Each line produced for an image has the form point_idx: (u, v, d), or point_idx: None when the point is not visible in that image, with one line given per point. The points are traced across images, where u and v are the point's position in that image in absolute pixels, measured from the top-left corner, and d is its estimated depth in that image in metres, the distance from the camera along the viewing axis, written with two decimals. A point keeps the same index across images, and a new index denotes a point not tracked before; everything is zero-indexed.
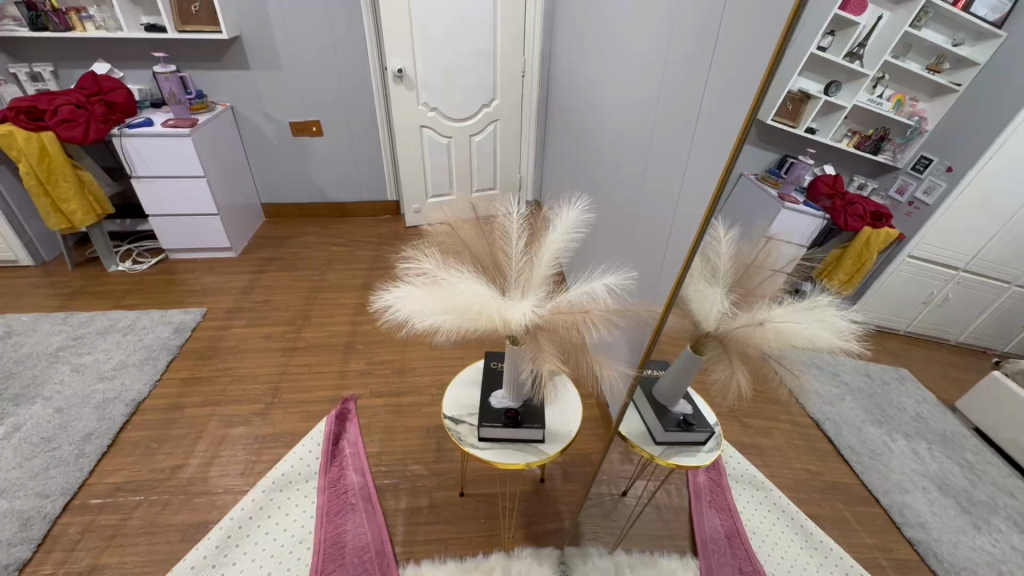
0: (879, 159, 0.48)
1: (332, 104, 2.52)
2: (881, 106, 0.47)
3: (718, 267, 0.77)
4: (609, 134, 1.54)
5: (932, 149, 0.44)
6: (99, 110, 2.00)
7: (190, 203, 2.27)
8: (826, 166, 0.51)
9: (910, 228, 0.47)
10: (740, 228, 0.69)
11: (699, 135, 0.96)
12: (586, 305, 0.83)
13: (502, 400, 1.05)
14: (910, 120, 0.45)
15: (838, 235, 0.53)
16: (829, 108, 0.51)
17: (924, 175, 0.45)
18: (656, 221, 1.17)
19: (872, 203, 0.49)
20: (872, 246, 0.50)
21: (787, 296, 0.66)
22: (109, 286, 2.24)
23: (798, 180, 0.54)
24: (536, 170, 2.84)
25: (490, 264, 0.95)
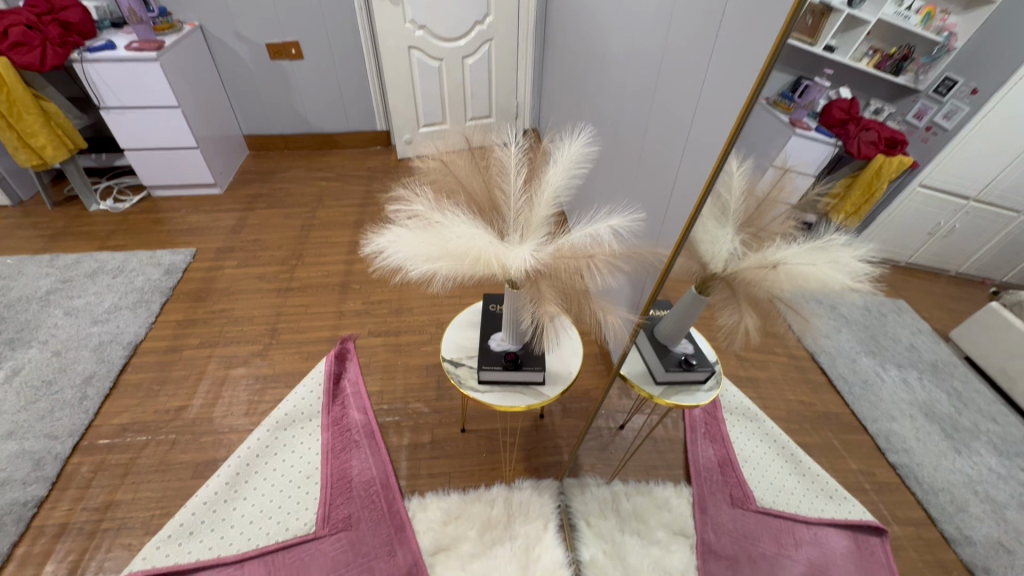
0: (900, 80, 0.49)
1: (311, 22, 2.30)
2: (910, 22, 0.45)
3: (731, 207, 0.73)
4: (614, 54, 1.41)
5: (958, 69, 0.45)
6: (54, 32, 1.81)
7: (167, 135, 2.14)
8: (843, 88, 0.51)
9: (924, 154, 0.50)
10: (757, 165, 0.66)
11: (715, 54, 0.86)
12: (590, 250, 0.78)
13: (501, 343, 1.03)
14: (938, 36, 0.45)
15: (849, 164, 0.54)
16: (853, 22, 0.48)
17: (946, 98, 0.47)
18: (664, 154, 1.09)
19: (887, 129, 0.50)
20: (884, 176, 0.53)
21: (799, 233, 0.67)
22: (93, 226, 2.16)
23: (813, 104, 0.56)
24: (533, 96, 2.66)
25: (487, 205, 0.88)
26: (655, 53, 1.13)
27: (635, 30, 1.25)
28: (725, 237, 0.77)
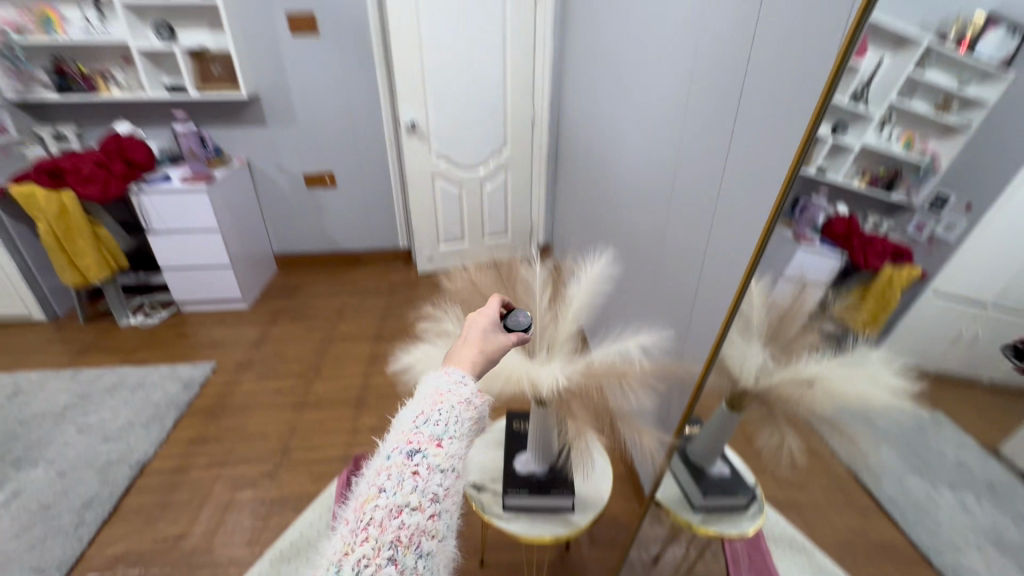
0: (894, 198, 0.42)
1: (346, 159, 2.71)
2: (891, 146, 0.43)
3: (752, 322, 0.63)
4: (619, 180, 1.59)
5: (948, 183, 0.37)
6: (119, 169, 2.06)
7: (204, 256, 2.31)
8: (839, 205, 0.48)
9: (931, 268, 0.39)
10: (773, 278, 0.60)
11: (727, 172, 0.92)
12: (619, 367, 0.72)
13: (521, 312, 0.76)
14: (921, 159, 0.39)
15: (855, 277, 0.46)
16: (836, 151, 0.49)
17: (941, 213, 0.37)
18: (683, 270, 1.12)
19: (890, 241, 0.42)
20: (893, 286, 0.41)
21: (819, 347, 0.51)
22: (121, 341, 2.23)
23: (812, 220, 0.53)
24: (548, 217, 2.94)
25: (514, 324, 0.85)
26: (664, 181, 1.21)
27: (645, 157, 1.34)
28: (754, 354, 0.65)
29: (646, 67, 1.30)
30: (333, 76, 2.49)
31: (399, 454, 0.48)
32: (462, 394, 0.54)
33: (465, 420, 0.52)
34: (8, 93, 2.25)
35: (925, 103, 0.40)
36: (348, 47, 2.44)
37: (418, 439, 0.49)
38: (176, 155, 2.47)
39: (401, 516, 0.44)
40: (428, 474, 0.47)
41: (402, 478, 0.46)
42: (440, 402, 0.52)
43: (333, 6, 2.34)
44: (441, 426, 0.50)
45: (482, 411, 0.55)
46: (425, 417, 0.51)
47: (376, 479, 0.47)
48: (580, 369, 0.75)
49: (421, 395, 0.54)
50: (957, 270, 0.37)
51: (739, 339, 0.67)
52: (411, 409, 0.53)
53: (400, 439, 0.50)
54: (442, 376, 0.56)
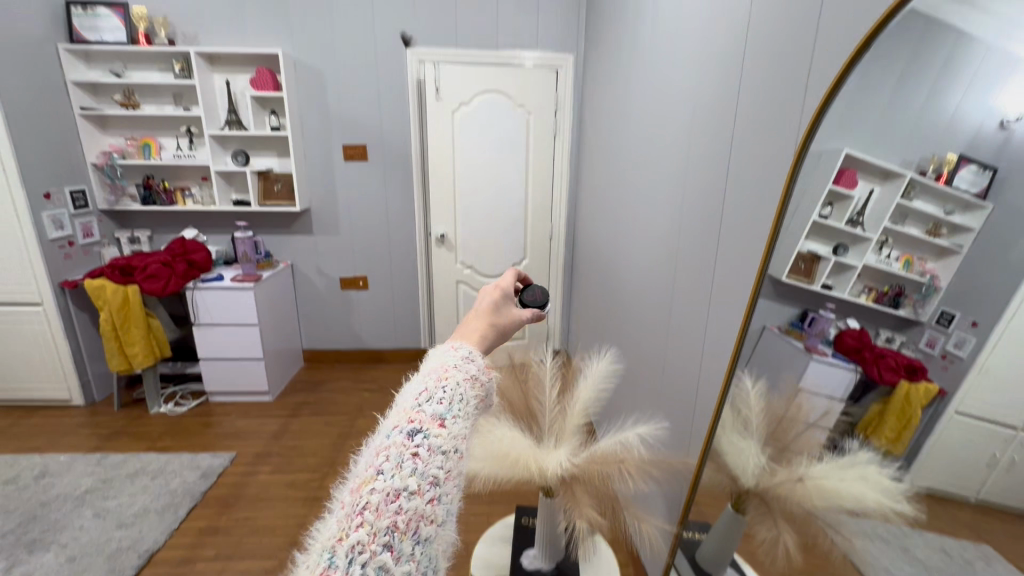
0: (902, 314, 0.49)
1: (379, 264, 2.96)
2: (892, 266, 0.52)
3: (749, 421, 0.75)
4: (626, 290, 1.73)
5: (950, 303, 0.44)
6: (180, 267, 2.35)
7: (241, 349, 2.48)
8: (850, 320, 0.58)
9: (950, 384, 0.44)
10: (769, 382, 0.73)
11: (715, 288, 1.05)
12: (620, 455, 0.77)
13: (531, 290, 0.81)
14: (922, 278, 0.48)
15: (876, 393, 0.52)
16: (843, 266, 0.60)
17: (950, 329, 0.45)
18: (682, 371, 1.20)
19: (904, 356, 0.49)
20: (915, 403, 0.47)
21: (825, 453, 0.58)
22: (149, 427, 2.32)
23: (824, 332, 0.63)
24: (564, 323, 3.08)
25: (525, 415, 0.82)
26: (665, 293, 1.34)
27: (648, 271, 1.49)
28: (745, 453, 0.75)
29: (648, 196, 1.52)
30: (377, 194, 2.84)
31: (399, 433, 0.45)
32: (468, 371, 0.55)
33: (466, 403, 0.51)
34: (101, 203, 2.63)
35: (917, 227, 0.50)
36: (391, 172, 2.82)
37: (421, 418, 0.46)
38: (230, 259, 2.80)
39: (400, 499, 0.40)
40: (429, 455, 0.44)
41: (403, 458, 0.42)
42: (443, 381, 0.51)
43: (383, 140, 2.76)
44: (443, 406, 0.48)
45: (486, 386, 0.57)
46: (427, 397, 0.49)
47: (374, 460, 0.43)
48: (584, 457, 0.79)
49: (421, 379, 0.53)
50: (973, 389, 0.42)
51: (736, 437, 0.78)
52: (410, 393, 0.51)
53: (400, 419, 0.47)
54: (450, 351, 0.58)
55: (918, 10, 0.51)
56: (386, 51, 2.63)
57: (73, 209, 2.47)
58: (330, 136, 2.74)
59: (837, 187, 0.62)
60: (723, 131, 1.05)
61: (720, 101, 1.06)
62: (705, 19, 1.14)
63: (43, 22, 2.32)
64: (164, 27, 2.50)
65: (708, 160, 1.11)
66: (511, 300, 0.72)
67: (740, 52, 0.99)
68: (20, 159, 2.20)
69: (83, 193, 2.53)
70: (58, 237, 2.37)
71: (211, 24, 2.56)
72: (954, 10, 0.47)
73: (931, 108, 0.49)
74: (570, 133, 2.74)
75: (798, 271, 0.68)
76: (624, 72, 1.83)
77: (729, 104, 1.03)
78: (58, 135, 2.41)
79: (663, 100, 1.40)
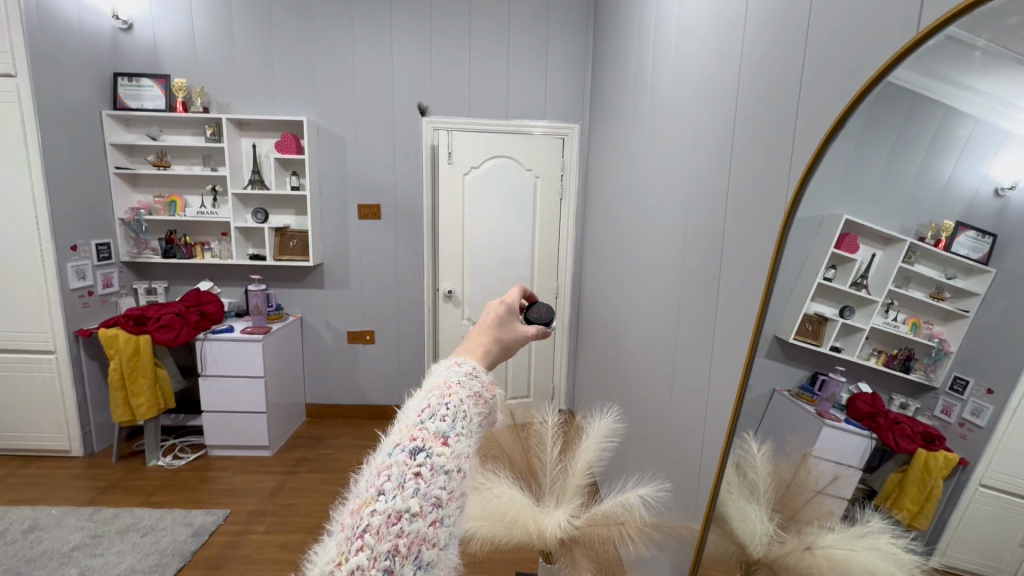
0: (914, 377, 0.51)
1: (387, 319, 3.00)
2: (900, 329, 0.55)
3: (755, 487, 0.73)
4: (630, 349, 1.74)
5: (962, 369, 0.46)
6: (194, 317, 2.42)
7: (245, 402, 2.48)
8: (861, 383, 0.59)
9: (968, 453, 0.45)
10: (775, 444, 0.72)
11: (715, 348, 1.06)
12: (620, 517, 0.74)
13: (536, 307, 0.80)
14: (931, 341, 0.50)
15: (894, 459, 0.52)
16: (850, 328, 0.62)
17: (965, 396, 0.46)
18: (685, 433, 1.19)
19: (920, 423, 0.50)
20: (936, 471, 0.48)
21: (837, 522, 0.57)
22: (145, 481, 2.28)
23: (835, 396, 0.63)
24: (569, 381, 3.04)
25: (529, 475, 0.79)
26: (666, 353, 1.35)
27: (650, 331, 1.50)
28: (750, 519, 0.72)
29: (650, 257, 1.56)
30: (388, 250, 2.93)
31: (400, 452, 0.44)
32: (471, 388, 0.55)
33: (469, 420, 0.51)
34: (123, 255, 2.74)
35: (921, 290, 0.52)
36: (402, 229, 2.92)
37: (423, 436, 0.46)
38: (242, 311, 2.87)
39: (402, 522, 0.40)
40: (432, 475, 0.43)
41: (404, 478, 0.42)
42: (447, 398, 0.51)
43: (397, 200, 2.89)
44: (446, 423, 0.48)
45: (489, 401, 0.57)
46: (430, 414, 0.49)
47: (375, 479, 0.43)
48: (585, 519, 0.75)
49: (424, 395, 0.53)
50: (995, 458, 0.43)
51: (740, 500, 0.76)
52: (413, 410, 0.51)
53: (402, 436, 0.46)
54: (453, 367, 0.58)
55: (900, 89, 0.57)
56: (403, 119, 2.81)
57: (97, 260, 2.57)
58: (347, 196, 2.88)
59: (838, 250, 0.64)
60: (717, 198, 1.10)
61: (715, 171, 1.12)
62: (698, 97, 1.23)
63: (91, 91, 2.53)
64: (200, 97, 2.71)
65: (705, 224, 1.16)
66: (515, 317, 0.71)
67: (730, 129, 1.06)
68: (54, 213, 2.33)
69: (108, 246, 2.64)
70: (79, 287, 2.45)
71: (243, 94, 2.77)
72: (939, 91, 0.52)
73: (924, 177, 0.52)
74: (576, 196, 2.85)
75: (805, 332, 0.70)
76: (626, 142, 1.94)
77: (722, 175, 1.09)
78: (92, 192, 2.55)
79: (662, 169, 1.48)
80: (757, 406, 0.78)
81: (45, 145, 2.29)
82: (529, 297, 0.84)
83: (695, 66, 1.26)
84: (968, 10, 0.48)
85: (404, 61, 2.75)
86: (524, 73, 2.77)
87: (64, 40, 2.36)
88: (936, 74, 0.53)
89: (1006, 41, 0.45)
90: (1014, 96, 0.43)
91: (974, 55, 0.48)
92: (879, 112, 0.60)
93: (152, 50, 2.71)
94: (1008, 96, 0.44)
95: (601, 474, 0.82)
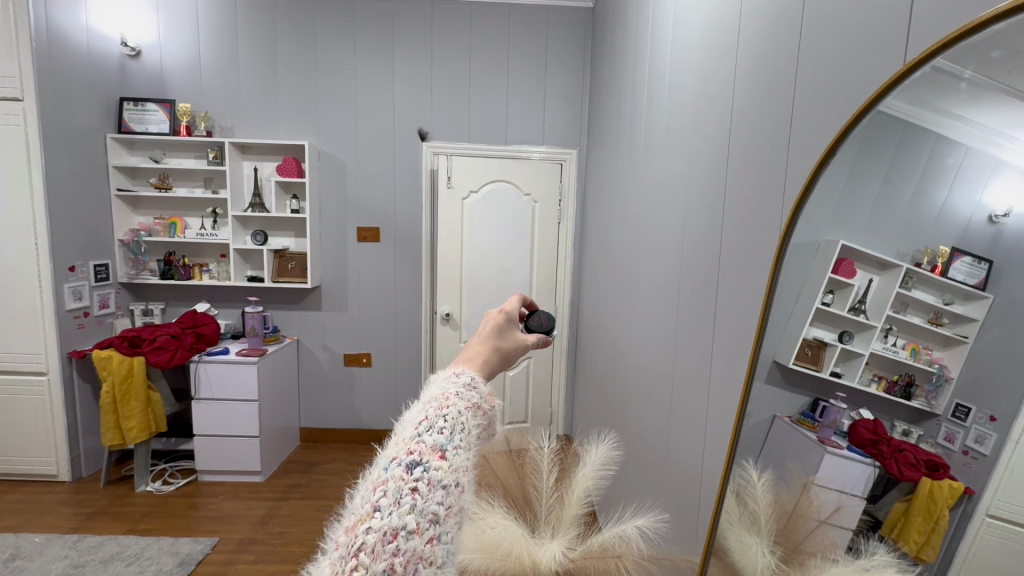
0: (915, 405, 0.50)
1: (384, 342, 2.98)
2: (900, 354, 0.54)
3: (755, 516, 0.71)
4: (628, 372, 1.72)
5: (963, 396, 0.45)
6: (189, 339, 2.41)
7: (237, 425, 2.44)
8: (862, 409, 0.58)
9: (971, 481, 0.44)
10: (775, 471, 0.71)
11: (712, 374, 1.05)
12: (619, 549, 0.64)
13: (537, 315, 0.79)
14: (931, 367, 0.49)
15: (896, 487, 0.51)
16: (849, 353, 0.61)
17: (968, 424, 0.45)
18: (684, 460, 1.16)
19: (923, 451, 0.49)
20: (941, 501, 0.46)
21: (840, 555, 0.55)
22: (132, 507, 2.23)
23: (835, 422, 0.62)
24: (567, 406, 3.01)
25: (526, 510, 0.70)
26: (664, 379, 1.33)
27: (648, 356, 1.49)
28: (751, 550, 0.70)
29: (648, 280, 1.56)
30: (386, 272, 2.93)
31: (397, 466, 0.43)
32: (470, 399, 0.53)
33: (468, 432, 0.49)
34: (121, 276, 2.74)
35: (919, 315, 0.51)
36: (401, 252, 2.93)
37: (420, 449, 0.44)
38: (238, 333, 2.86)
39: (397, 540, 0.39)
40: (429, 490, 0.42)
41: (401, 494, 0.41)
42: (444, 409, 0.49)
43: (396, 223, 2.91)
44: (444, 436, 0.46)
45: (489, 412, 0.55)
46: (427, 427, 0.47)
47: (371, 495, 0.42)
48: (580, 550, 0.64)
49: (421, 407, 0.51)
50: (1000, 488, 0.42)
51: (740, 531, 0.74)
52: (410, 423, 0.49)
53: (399, 449, 0.45)
54: (452, 376, 0.56)
55: (890, 118, 0.58)
56: (403, 144, 2.85)
57: (95, 281, 2.57)
58: (346, 218, 2.89)
59: (835, 275, 0.64)
60: (713, 224, 1.11)
61: (709, 196, 1.14)
62: (693, 125, 1.25)
63: (96, 116, 2.58)
64: (204, 121, 2.75)
65: (702, 249, 1.16)
66: (514, 326, 0.70)
67: (723, 156, 1.08)
68: (53, 234, 2.33)
69: (106, 266, 2.64)
70: (75, 307, 2.44)
71: (246, 119, 2.82)
72: (925, 120, 0.53)
73: (918, 203, 0.52)
74: (573, 220, 2.87)
75: (804, 357, 0.70)
76: (623, 167, 1.96)
77: (716, 201, 1.10)
78: (92, 213, 2.57)
79: (658, 194, 1.49)
80: (758, 432, 0.76)
81: (48, 168, 2.31)
82: (529, 305, 0.83)
83: (689, 95, 1.28)
84: (956, 41, 0.49)
85: (405, 88, 2.81)
86: (522, 100, 2.82)
87: (72, 66, 2.41)
88: (920, 101, 0.54)
89: (992, 72, 0.46)
90: (1011, 126, 0.43)
91: (961, 85, 0.49)
92: (870, 140, 0.61)
93: (158, 75, 2.77)
94: (1000, 127, 0.44)
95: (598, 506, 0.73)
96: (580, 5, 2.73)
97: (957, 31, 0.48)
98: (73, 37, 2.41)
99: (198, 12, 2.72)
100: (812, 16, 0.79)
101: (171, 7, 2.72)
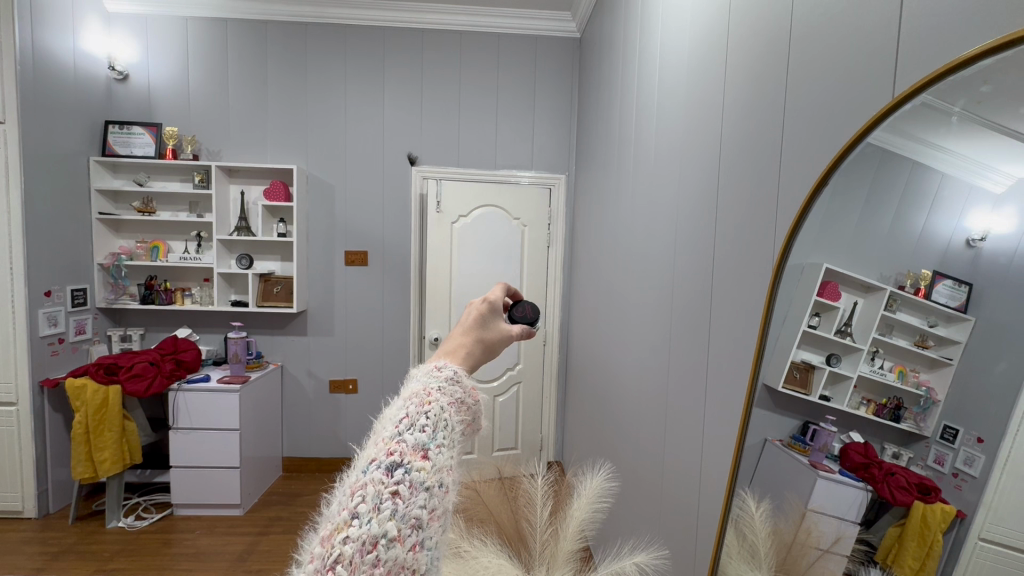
0: (903, 427, 0.48)
1: (370, 367, 2.92)
2: (886, 377, 0.52)
3: (756, 547, 0.68)
4: (620, 398, 1.70)
5: (954, 418, 0.43)
6: (167, 366, 2.33)
7: (217, 455, 2.35)
8: (854, 433, 0.56)
9: (965, 504, 0.42)
10: (773, 501, 0.68)
11: (708, 397, 1.04)
12: None
13: (520, 305, 0.76)
14: (919, 390, 0.47)
15: (891, 511, 0.49)
16: (837, 376, 0.59)
17: (956, 446, 0.43)
18: (681, 488, 1.14)
19: (914, 474, 0.47)
20: (934, 525, 0.44)
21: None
22: (102, 544, 2.11)
23: (827, 446, 0.60)
24: (557, 432, 2.96)
25: (521, 547, 0.66)
26: (659, 407, 1.32)
27: (641, 381, 1.48)
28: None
29: (640, 301, 1.55)
30: (374, 297, 2.90)
31: (376, 469, 0.39)
32: (452, 395, 0.50)
33: (450, 429, 0.46)
34: (100, 301, 2.67)
35: (904, 338, 0.50)
36: (389, 276, 2.90)
37: (401, 450, 0.41)
38: (220, 358, 2.78)
39: (377, 550, 0.35)
40: (410, 493, 0.38)
41: (380, 499, 0.37)
42: (426, 406, 0.46)
43: (384, 247, 2.89)
44: (425, 434, 0.43)
45: (471, 408, 0.52)
46: (409, 425, 0.43)
47: (348, 501, 0.38)
48: None
49: (400, 404, 0.47)
50: (991, 512, 0.40)
51: (742, 566, 0.71)
52: (388, 422, 0.45)
53: (377, 451, 0.41)
54: (432, 372, 0.52)
55: (876, 149, 0.58)
56: (392, 167, 2.86)
57: (71, 306, 2.50)
58: (334, 242, 2.87)
59: (822, 298, 0.64)
60: (704, 246, 1.12)
61: (699, 220, 1.14)
62: (682, 151, 1.27)
63: (80, 139, 2.54)
64: (191, 144, 2.73)
65: (692, 272, 1.17)
66: (499, 315, 0.66)
67: (713, 179, 1.09)
68: (29, 258, 2.27)
69: (84, 292, 2.57)
70: (49, 334, 2.36)
71: (234, 143, 2.81)
72: (906, 146, 0.54)
73: (898, 228, 0.52)
74: (563, 243, 2.89)
75: (794, 380, 0.68)
76: (612, 192, 1.98)
77: (707, 222, 1.11)
78: (72, 237, 2.51)
79: (646, 222, 1.52)
80: (755, 458, 0.75)
81: (27, 190, 2.26)
82: (512, 296, 0.80)
83: (678, 123, 1.31)
84: (946, 75, 0.50)
85: (396, 114, 2.83)
86: (511, 125, 2.86)
87: (57, 89, 2.39)
88: (906, 132, 0.54)
89: (979, 108, 0.46)
90: (993, 158, 0.42)
91: (949, 120, 0.49)
92: (857, 169, 0.61)
93: (146, 99, 2.76)
94: (982, 157, 0.44)
95: (594, 537, 0.69)
96: (568, 35, 2.80)
97: (944, 68, 0.50)
98: (59, 60, 2.40)
99: (190, 38, 2.74)
100: (797, 47, 0.82)
101: (160, 35, 2.73)
